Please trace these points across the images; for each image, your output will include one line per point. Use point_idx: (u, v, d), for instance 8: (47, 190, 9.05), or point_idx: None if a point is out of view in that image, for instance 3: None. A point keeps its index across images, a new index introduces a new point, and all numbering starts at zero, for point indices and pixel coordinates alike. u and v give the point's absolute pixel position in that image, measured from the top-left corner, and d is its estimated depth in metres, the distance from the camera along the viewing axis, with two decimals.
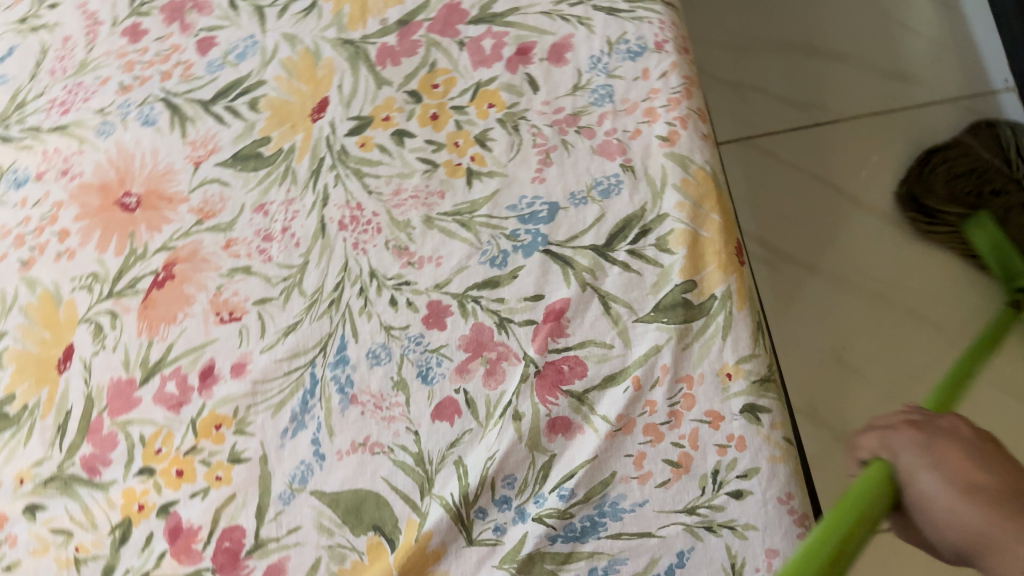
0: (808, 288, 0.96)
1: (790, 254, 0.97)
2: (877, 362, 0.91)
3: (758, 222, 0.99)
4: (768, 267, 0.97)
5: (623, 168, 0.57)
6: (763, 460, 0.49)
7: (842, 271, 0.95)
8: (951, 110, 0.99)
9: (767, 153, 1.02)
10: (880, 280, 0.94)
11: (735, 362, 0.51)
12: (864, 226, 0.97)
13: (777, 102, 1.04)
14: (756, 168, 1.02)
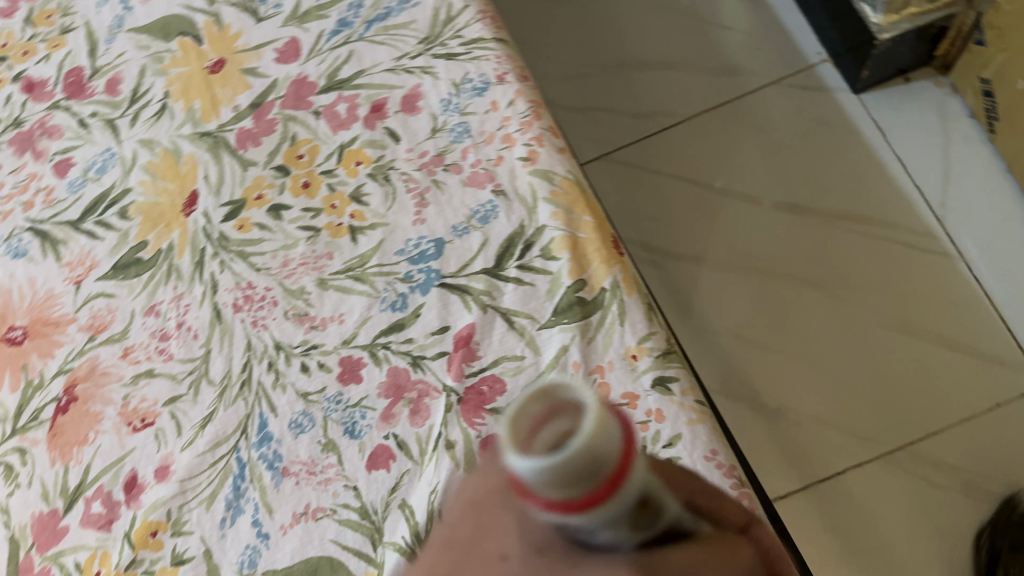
0: (695, 279, 1.01)
1: (672, 252, 1.03)
2: (771, 328, 0.97)
3: (635, 230, 1.05)
4: (655, 268, 1.03)
5: (495, 193, 0.60)
6: (683, 426, 0.52)
7: (719, 255, 1.02)
8: (779, 91, 1.08)
9: (628, 165, 1.08)
10: (755, 255, 1.01)
11: (637, 343, 0.55)
12: (730, 212, 1.03)
13: (625, 115, 1.11)
14: (621, 181, 1.08)
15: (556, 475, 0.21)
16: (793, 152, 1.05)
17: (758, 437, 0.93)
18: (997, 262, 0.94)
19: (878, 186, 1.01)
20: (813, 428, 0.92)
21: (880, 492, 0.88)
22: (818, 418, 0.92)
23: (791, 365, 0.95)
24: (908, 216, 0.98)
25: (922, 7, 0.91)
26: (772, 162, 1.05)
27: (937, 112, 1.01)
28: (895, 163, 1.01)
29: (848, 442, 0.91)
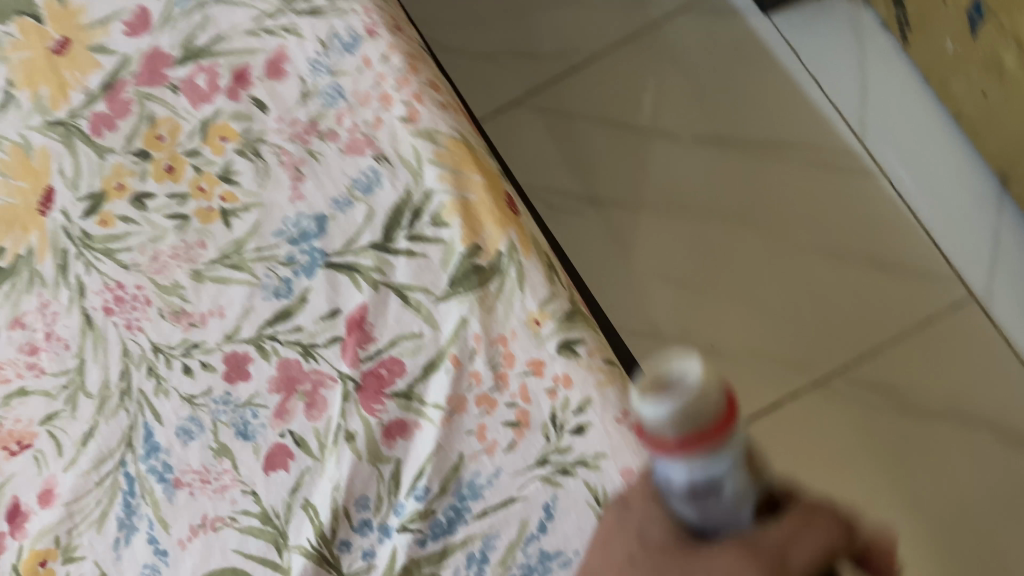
0: (618, 223, 0.98)
1: (592, 198, 1.00)
2: (697, 265, 0.95)
3: (554, 179, 1.01)
4: (577, 217, 0.99)
5: (376, 159, 0.55)
6: (593, 389, 0.49)
7: (640, 195, 0.99)
8: (687, 19, 1.04)
9: (541, 113, 1.04)
10: (677, 191, 0.98)
11: (539, 307, 0.51)
12: (647, 150, 1.00)
13: (533, 60, 1.07)
14: (535, 130, 1.04)
15: (673, 419, 0.27)
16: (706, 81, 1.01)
17: None
18: (919, 177, 0.92)
19: (795, 109, 0.98)
20: (747, 362, 0.90)
21: (816, 421, 0.87)
22: (751, 351, 0.91)
23: (720, 301, 0.93)
24: (828, 139, 0.96)
25: None
26: (687, 93, 1.01)
27: (849, 26, 0.98)
28: (810, 82, 0.98)
29: (784, 374, 0.89)
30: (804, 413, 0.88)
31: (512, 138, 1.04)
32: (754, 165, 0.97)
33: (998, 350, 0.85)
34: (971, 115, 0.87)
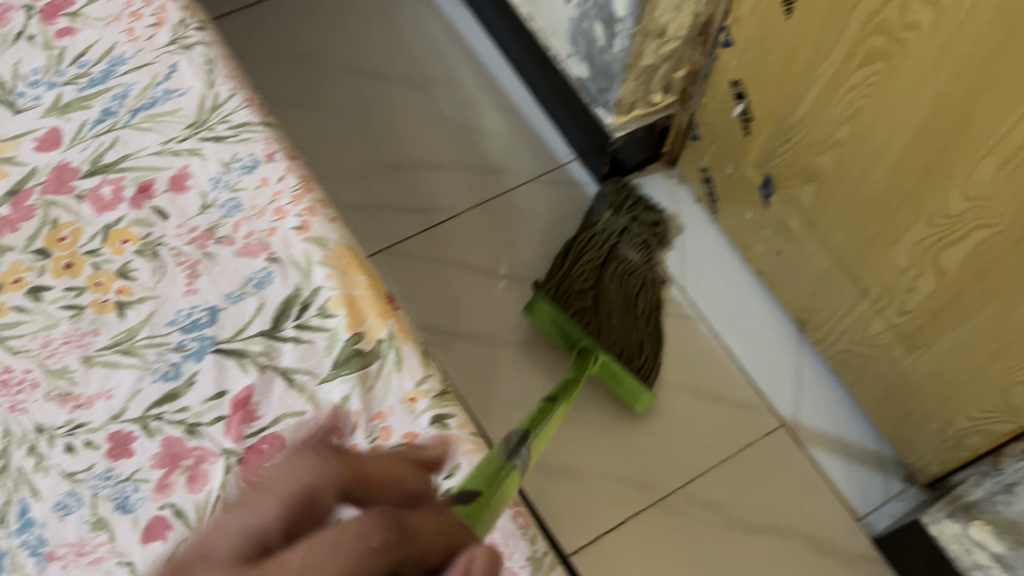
0: (485, 356, 1.09)
1: (456, 334, 1.11)
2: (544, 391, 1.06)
3: (426, 315, 1.11)
4: (445, 350, 1.10)
5: (269, 261, 0.62)
6: (461, 456, 0.57)
7: (500, 327, 1.11)
8: (536, 186, 1.21)
9: (414, 260, 1.15)
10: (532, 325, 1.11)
11: (415, 386, 0.59)
12: (510, 288, 1.13)
13: (398, 212, 1.18)
14: (409, 272, 1.14)
15: None
16: (552, 237, 1.18)
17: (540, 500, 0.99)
18: (734, 334, 1.12)
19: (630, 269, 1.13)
20: (597, 482, 1.00)
21: (661, 533, 0.98)
22: (598, 473, 1.01)
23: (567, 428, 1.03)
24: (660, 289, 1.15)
25: (645, 108, 1.11)
26: (540, 248, 1.17)
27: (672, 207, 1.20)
28: None
29: (628, 491, 1.00)
30: (649, 526, 0.99)
31: (387, 280, 1.14)
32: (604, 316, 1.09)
33: (798, 465, 1.03)
34: (772, 273, 1.10)
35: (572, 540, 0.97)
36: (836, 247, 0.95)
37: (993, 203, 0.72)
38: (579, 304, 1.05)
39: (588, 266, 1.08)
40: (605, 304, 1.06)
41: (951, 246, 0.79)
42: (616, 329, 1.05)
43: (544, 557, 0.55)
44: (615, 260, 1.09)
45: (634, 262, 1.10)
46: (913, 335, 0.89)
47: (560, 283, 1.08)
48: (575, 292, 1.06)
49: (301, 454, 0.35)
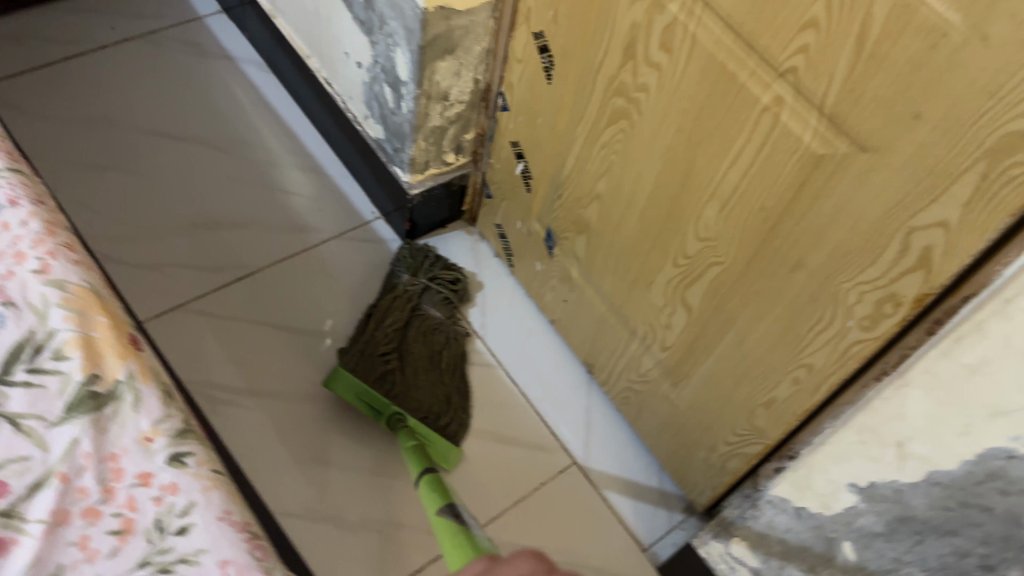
0: (271, 413, 1.08)
1: (237, 394, 1.08)
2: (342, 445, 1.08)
3: (210, 377, 1.09)
4: (229, 411, 1.07)
5: (6, 306, 0.61)
6: (197, 493, 0.57)
7: (298, 381, 1.12)
8: (340, 242, 1.24)
9: (196, 321, 1.13)
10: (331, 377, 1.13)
11: (152, 425, 0.59)
12: (306, 344, 1.15)
13: (197, 268, 1.17)
14: (193, 332, 1.12)
15: None
16: (355, 292, 1.21)
17: (332, 552, 1.00)
18: (530, 380, 1.19)
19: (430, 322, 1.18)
20: (394, 531, 1.03)
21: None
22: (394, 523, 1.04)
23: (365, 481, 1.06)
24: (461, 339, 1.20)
25: (439, 168, 1.16)
26: (342, 302, 1.19)
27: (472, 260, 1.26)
28: None
29: (423, 539, 1.03)
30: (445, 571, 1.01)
31: (163, 346, 1.10)
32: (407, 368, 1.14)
33: (590, 503, 1.09)
34: (562, 321, 1.18)
35: None
36: (609, 294, 1.05)
37: (719, 242, 0.82)
38: (382, 365, 1.10)
39: (386, 333, 1.12)
40: (406, 366, 1.12)
41: (694, 284, 0.89)
42: (420, 387, 1.11)
43: None
44: (411, 324, 1.15)
45: (432, 323, 1.16)
46: (676, 369, 0.98)
47: (362, 346, 1.11)
48: (376, 357, 1.10)
49: (527, 559, 0.51)
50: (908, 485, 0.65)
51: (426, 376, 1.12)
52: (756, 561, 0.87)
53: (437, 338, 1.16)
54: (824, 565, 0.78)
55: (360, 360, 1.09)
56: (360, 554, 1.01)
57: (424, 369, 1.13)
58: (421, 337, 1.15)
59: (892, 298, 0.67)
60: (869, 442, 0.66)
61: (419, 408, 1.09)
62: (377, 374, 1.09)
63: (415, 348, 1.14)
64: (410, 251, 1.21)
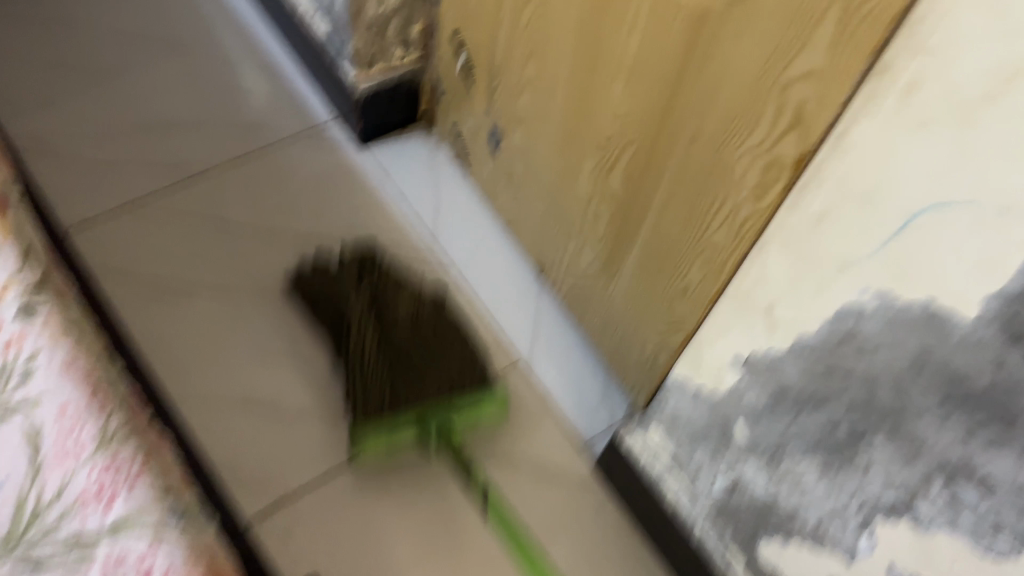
0: (202, 311, 1.10)
1: (169, 293, 1.10)
2: (283, 340, 1.09)
3: (156, 272, 1.12)
4: (152, 309, 1.09)
5: None
6: (44, 341, 0.59)
7: (242, 278, 1.13)
8: (294, 144, 1.26)
9: (137, 221, 1.15)
10: (279, 274, 1.14)
11: (6, 278, 0.61)
12: (252, 242, 1.16)
13: (151, 167, 1.20)
14: (126, 235, 1.14)
15: None
16: (306, 194, 1.22)
17: (269, 441, 1.02)
18: (478, 280, 1.19)
19: (375, 225, 1.22)
20: (330, 423, 1.04)
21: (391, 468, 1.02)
22: (333, 414, 1.05)
23: (302, 374, 1.07)
24: (412, 241, 1.22)
25: (386, 64, 1.15)
26: (288, 201, 1.21)
27: (427, 160, 1.28)
28: (397, 200, 1.25)
29: None
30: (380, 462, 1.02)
31: (88, 251, 1.12)
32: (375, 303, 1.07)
33: (529, 402, 1.11)
34: (513, 221, 1.17)
35: (297, 478, 1.00)
36: (545, 186, 1.02)
37: (634, 117, 0.77)
38: (371, 344, 1.01)
39: (369, 356, 1.00)
40: (411, 360, 1.01)
41: (613, 168, 0.85)
42: (432, 373, 1.00)
43: (117, 430, 0.57)
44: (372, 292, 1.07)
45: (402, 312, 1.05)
46: (610, 262, 0.95)
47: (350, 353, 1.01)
48: (370, 354, 1.01)
49: None
50: (781, 354, 0.63)
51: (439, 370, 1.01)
52: (671, 449, 0.86)
53: (397, 301, 1.07)
54: (725, 447, 0.77)
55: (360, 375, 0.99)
56: (298, 442, 1.02)
57: (422, 353, 1.02)
58: (405, 318, 1.06)
59: (772, 163, 0.56)
60: (746, 313, 0.66)
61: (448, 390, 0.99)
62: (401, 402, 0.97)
63: (409, 344, 1.02)
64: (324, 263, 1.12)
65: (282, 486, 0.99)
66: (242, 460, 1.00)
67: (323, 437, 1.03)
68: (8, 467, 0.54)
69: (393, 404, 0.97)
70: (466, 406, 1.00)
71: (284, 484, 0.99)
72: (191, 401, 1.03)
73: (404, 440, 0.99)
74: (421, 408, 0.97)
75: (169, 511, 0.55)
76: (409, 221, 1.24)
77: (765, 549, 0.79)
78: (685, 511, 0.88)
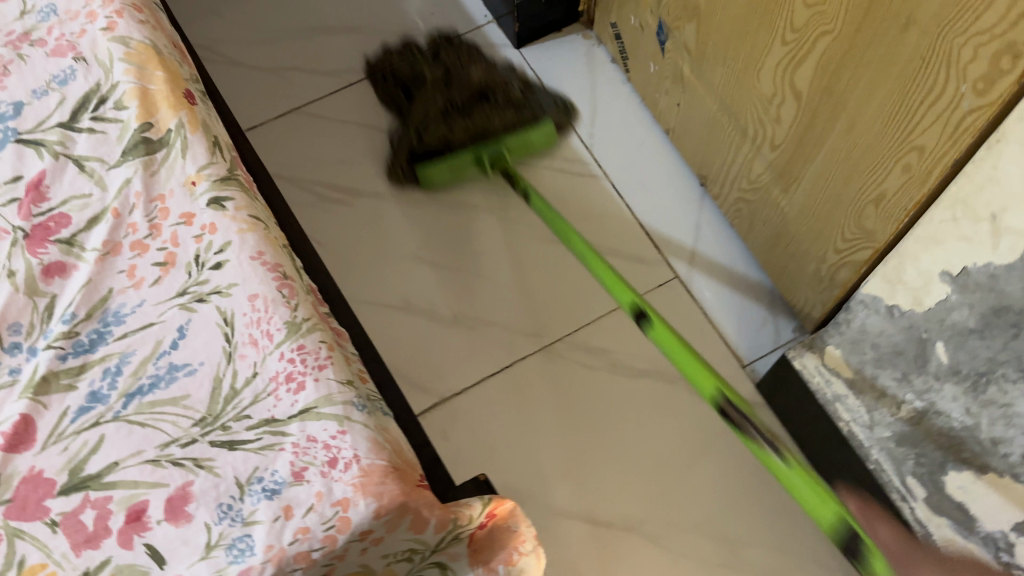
0: (368, 215, 1.16)
1: (334, 198, 1.18)
2: (440, 246, 1.14)
3: (320, 176, 1.19)
4: (320, 212, 1.17)
5: (76, 61, 0.67)
6: (233, 234, 0.60)
7: (399, 182, 1.18)
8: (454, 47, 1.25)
9: (303, 124, 1.23)
10: (436, 177, 1.18)
11: (196, 171, 0.63)
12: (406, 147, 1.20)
13: (315, 74, 1.26)
14: (300, 133, 1.22)
15: None
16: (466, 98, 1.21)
17: (430, 344, 1.08)
18: (634, 189, 1.17)
19: (529, 129, 1.21)
20: (485, 330, 1.09)
21: (546, 375, 1.06)
22: (487, 320, 1.10)
23: (453, 280, 1.12)
24: (567, 148, 1.20)
25: None
26: None
27: (584, 58, 1.27)
28: (552, 103, 1.23)
29: (516, 339, 1.08)
30: (533, 369, 1.07)
31: (262, 147, 1.21)
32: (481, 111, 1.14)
33: (689, 316, 1.08)
34: (676, 127, 1.11)
35: (457, 382, 1.06)
36: (720, 89, 0.95)
37: (828, 6, 0.70)
38: (437, 112, 1.15)
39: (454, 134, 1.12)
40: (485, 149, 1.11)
41: (802, 63, 0.78)
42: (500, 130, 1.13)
43: (302, 322, 0.58)
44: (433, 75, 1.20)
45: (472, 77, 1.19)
46: (786, 170, 0.88)
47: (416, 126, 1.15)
48: (429, 124, 1.14)
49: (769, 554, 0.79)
50: (1003, 269, 0.57)
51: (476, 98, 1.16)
52: (850, 372, 0.81)
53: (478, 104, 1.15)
54: (917, 370, 0.71)
55: (426, 130, 1.13)
56: (458, 346, 1.08)
57: (504, 106, 1.15)
58: (480, 103, 1.16)
59: (1010, 48, 0.51)
60: (964, 220, 0.60)
61: (496, 120, 1.13)
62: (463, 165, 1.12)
63: (480, 112, 1.14)
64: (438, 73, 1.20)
65: (442, 389, 1.05)
66: (407, 363, 1.07)
67: (480, 344, 1.08)
68: (206, 350, 0.57)
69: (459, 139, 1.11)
70: (516, 142, 1.13)
71: (444, 386, 1.05)
72: (355, 301, 1.11)
73: (466, 168, 1.13)
74: (476, 142, 1.12)
75: (352, 404, 0.55)
76: (565, 125, 1.21)
77: (955, 482, 0.73)
78: (862, 435, 0.84)
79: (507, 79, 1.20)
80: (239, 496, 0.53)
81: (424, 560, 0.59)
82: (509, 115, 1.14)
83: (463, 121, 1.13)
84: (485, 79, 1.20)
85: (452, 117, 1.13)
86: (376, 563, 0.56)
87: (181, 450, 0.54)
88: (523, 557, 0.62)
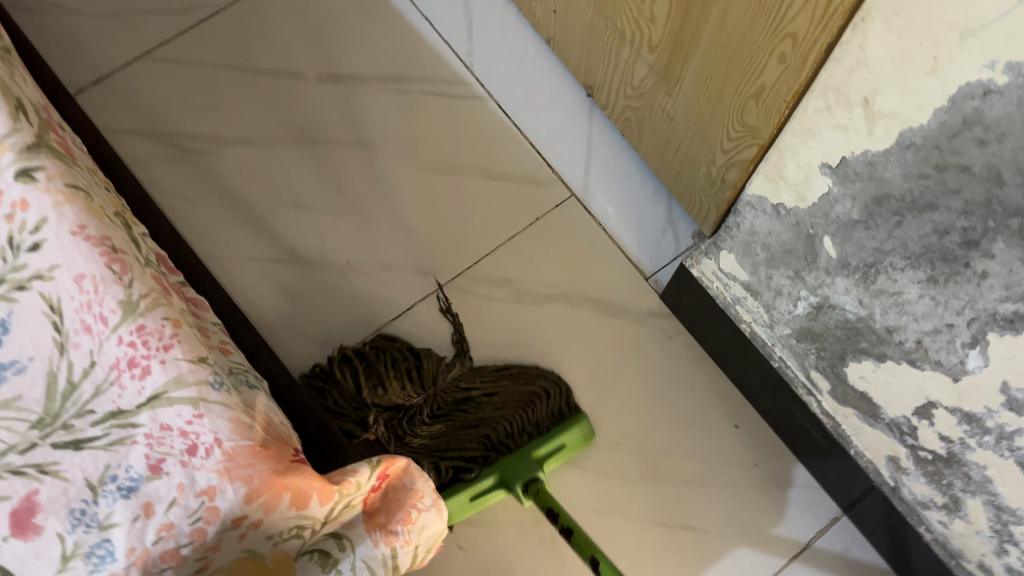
0: (239, 164, 1.09)
1: (197, 148, 1.09)
2: (321, 189, 1.08)
3: (180, 127, 1.10)
4: (183, 165, 1.09)
5: None
6: (49, 209, 0.53)
7: (266, 124, 1.11)
8: None
9: (154, 71, 1.13)
10: (307, 115, 1.11)
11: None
12: (268, 87, 1.13)
13: (162, 18, 1.16)
14: (151, 83, 1.12)
15: None
16: (327, 29, 1.16)
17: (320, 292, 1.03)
18: (518, 105, 1.12)
19: (400, 53, 1.15)
20: (381, 273, 1.04)
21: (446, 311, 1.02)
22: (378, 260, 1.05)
23: (338, 223, 1.06)
24: (444, 68, 1.14)
25: None
26: (302, 37, 1.16)
27: None
28: (421, 23, 1.17)
29: (410, 279, 1.04)
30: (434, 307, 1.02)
31: (107, 109, 1.11)
32: (451, 397, 0.93)
33: (587, 234, 1.06)
34: (555, 37, 1.05)
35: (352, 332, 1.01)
36: None
37: None
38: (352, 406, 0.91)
39: (427, 463, 0.88)
40: (483, 443, 0.89)
41: None
42: (468, 424, 0.91)
43: (137, 300, 0.53)
44: (358, 362, 0.95)
45: (443, 384, 0.93)
46: (668, 72, 0.84)
47: (399, 424, 0.90)
48: (405, 445, 0.89)
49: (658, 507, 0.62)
50: (880, 155, 0.55)
51: (484, 408, 0.92)
52: (746, 276, 0.79)
53: (407, 400, 0.91)
54: (809, 266, 0.69)
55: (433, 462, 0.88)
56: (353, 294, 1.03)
57: (462, 411, 0.92)
58: (455, 411, 0.92)
59: None
60: (839, 106, 0.57)
61: (483, 429, 0.90)
62: (459, 439, 0.90)
63: (464, 431, 0.90)
64: (320, 376, 0.95)
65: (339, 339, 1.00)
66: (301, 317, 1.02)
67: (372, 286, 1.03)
68: (36, 344, 0.50)
69: (473, 473, 0.87)
70: (543, 454, 0.90)
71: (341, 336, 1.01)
72: (232, 259, 1.04)
73: (490, 493, 0.88)
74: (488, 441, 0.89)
75: (206, 382, 0.51)
76: (437, 44, 1.15)
77: (853, 371, 0.73)
78: (763, 334, 0.83)
79: (467, 387, 0.95)
80: (92, 499, 0.47)
81: (316, 535, 0.54)
82: (486, 408, 0.92)
83: (488, 465, 0.88)
84: (480, 422, 0.91)
85: (459, 472, 0.88)
86: (262, 546, 0.51)
87: (20, 458, 0.47)
88: (421, 516, 0.59)
